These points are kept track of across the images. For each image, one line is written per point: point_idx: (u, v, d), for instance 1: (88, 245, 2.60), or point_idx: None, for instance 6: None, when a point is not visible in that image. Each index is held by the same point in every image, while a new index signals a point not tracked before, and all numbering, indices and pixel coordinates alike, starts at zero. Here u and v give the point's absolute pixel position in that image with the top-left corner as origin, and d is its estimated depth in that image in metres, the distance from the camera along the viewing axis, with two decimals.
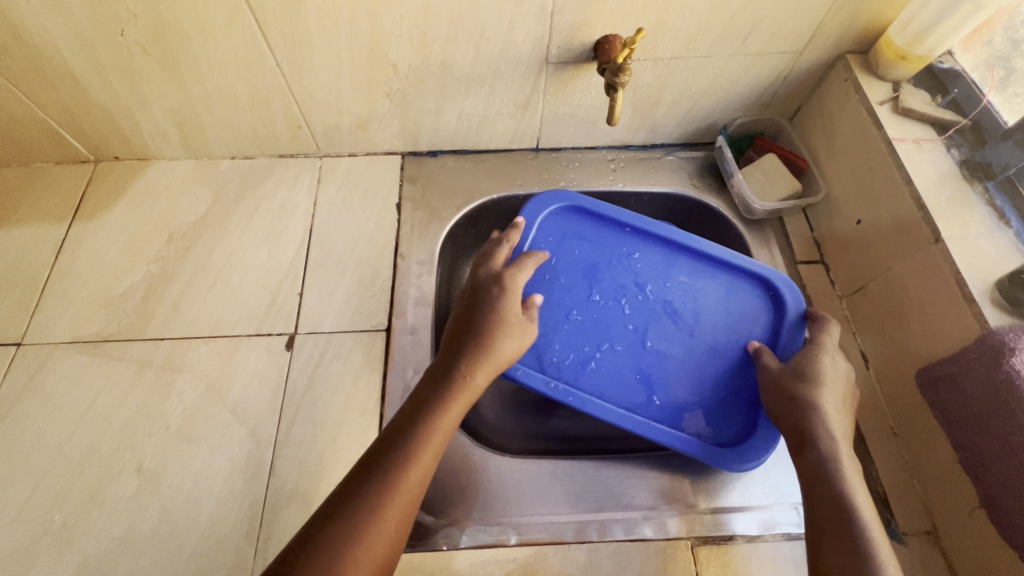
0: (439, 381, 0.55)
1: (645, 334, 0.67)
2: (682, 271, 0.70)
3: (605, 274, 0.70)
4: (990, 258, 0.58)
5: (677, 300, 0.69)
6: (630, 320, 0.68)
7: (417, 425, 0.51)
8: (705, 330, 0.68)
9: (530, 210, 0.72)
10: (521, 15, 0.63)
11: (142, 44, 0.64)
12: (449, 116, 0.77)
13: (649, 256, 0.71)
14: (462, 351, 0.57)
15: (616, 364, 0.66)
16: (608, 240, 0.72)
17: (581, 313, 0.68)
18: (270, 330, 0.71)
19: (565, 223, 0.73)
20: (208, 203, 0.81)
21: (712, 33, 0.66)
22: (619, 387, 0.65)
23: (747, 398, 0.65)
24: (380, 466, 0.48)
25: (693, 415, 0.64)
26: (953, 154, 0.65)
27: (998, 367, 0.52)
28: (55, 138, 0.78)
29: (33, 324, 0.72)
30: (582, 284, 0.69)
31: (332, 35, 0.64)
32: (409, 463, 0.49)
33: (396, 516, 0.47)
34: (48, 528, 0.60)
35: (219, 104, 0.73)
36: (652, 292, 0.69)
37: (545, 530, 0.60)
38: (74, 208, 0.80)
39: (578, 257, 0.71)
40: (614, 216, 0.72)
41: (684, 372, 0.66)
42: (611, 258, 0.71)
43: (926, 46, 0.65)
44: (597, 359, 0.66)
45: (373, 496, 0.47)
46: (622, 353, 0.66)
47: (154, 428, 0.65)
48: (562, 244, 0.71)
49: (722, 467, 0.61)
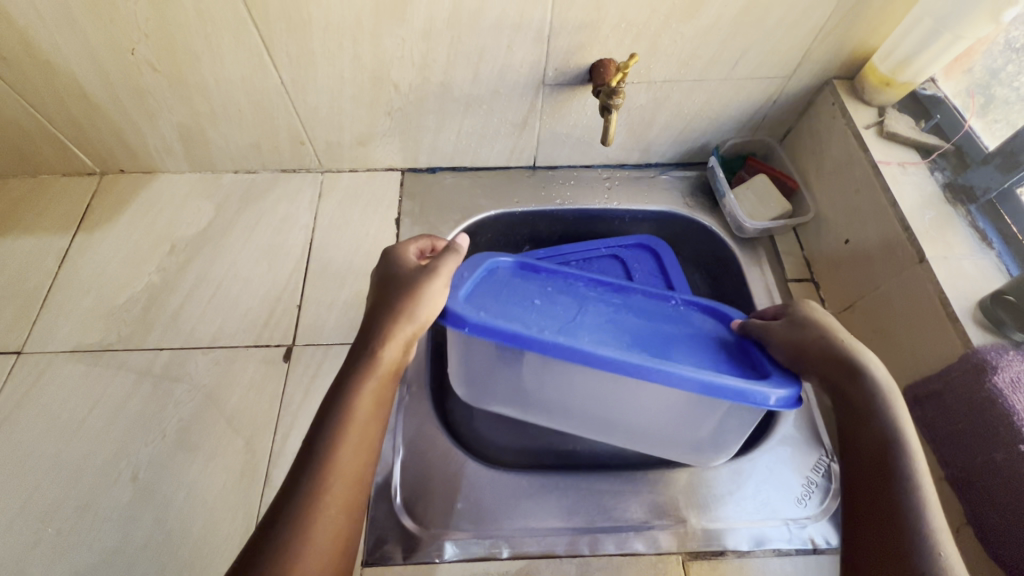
0: (350, 370, 0.51)
1: (619, 320, 0.59)
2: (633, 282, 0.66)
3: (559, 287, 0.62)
4: (973, 279, 0.59)
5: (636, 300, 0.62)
6: (601, 313, 0.60)
7: (331, 425, 0.47)
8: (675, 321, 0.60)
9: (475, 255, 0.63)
10: (519, 38, 0.65)
11: (152, 61, 0.66)
12: (447, 134, 0.79)
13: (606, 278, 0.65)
14: (371, 331, 0.53)
15: (599, 336, 0.56)
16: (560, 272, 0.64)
17: (546, 308, 0.58)
18: (268, 341, 0.72)
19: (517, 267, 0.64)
20: (210, 216, 0.82)
21: (703, 58, 0.69)
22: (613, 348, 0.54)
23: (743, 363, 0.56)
24: (300, 484, 0.45)
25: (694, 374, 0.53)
26: (936, 177, 0.67)
27: (981, 385, 0.53)
28: (62, 151, 0.80)
29: (34, 333, 0.73)
30: (540, 290, 0.61)
31: (335, 56, 0.66)
32: (331, 468, 0.45)
33: (334, 523, 0.44)
34: (40, 536, 0.60)
35: (224, 119, 0.75)
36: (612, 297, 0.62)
37: (537, 544, 0.60)
38: (78, 219, 0.82)
39: (533, 282, 0.62)
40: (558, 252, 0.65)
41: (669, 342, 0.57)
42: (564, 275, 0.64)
43: (909, 73, 0.68)
44: (577, 331, 0.56)
45: (295, 520, 0.43)
46: (600, 329, 0.57)
47: (151, 437, 0.66)
48: (514, 276, 0.62)
49: (757, 392, 0.49)
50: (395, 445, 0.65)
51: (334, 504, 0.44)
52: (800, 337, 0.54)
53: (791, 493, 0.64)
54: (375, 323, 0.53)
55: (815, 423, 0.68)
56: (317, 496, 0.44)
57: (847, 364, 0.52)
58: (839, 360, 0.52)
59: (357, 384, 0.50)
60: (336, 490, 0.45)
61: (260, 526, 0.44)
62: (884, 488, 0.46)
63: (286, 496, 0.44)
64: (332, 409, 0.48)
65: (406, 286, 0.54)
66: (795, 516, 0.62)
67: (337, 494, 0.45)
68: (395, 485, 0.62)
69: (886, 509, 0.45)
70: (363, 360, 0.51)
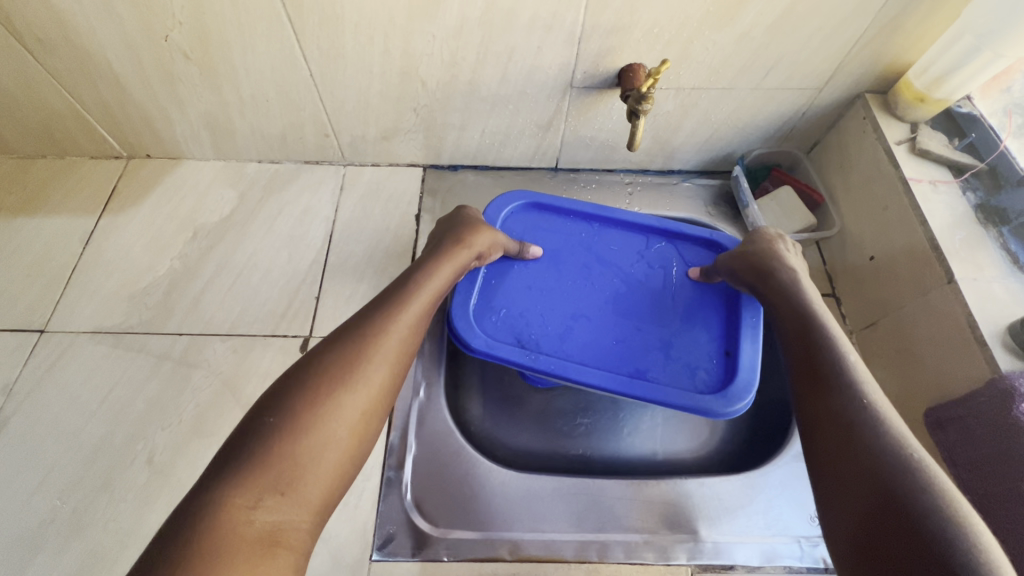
0: (399, 284, 0.53)
1: (614, 302, 0.64)
2: (641, 241, 0.69)
3: (570, 251, 0.68)
4: (1003, 303, 0.58)
5: (642, 273, 0.67)
6: (598, 291, 0.65)
7: (391, 301, 0.51)
8: (677, 298, 0.65)
9: (507, 198, 0.70)
10: (550, 40, 0.64)
11: (184, 49, 0.66)
12: (472, 133, 0.79)
13: (619, 240, 0.69)
14: (419, 265, 0.56)
15: (593, 333, 0.63)
16: (573, 226, 0.69)
17: (547, 297, 0.64)
18: (286, 332, 0.73)
19: (533, 219, 0.70)
20: (234, 204, 0.83)
21: (735, 66, 0.68)
22: (602, 357, 0.61)
23: (719, 349, 0.62)
24: (343, 352, 0.45)
25: (679, 375, 0.61)
26: (968, 197, 0.66)
27: (1007, 412, 0.52)
28: (91, 134, 0.81)
29: (57, 313, 0.74)
30: (545, 267, 0.66)
31: (365, 51, 0.66)
32: (383, 330, 0.47)
33: (367, 399, 0.44)
34: (58, 513, 0.62)
35: (252, 109, 0.76)
36: (612, 270, 0.67)
37: (544, 547, 0.60)
38: (104, 202, 0.83)
39: (542, 246, 0.68)
40: (573, 202, 0.70)
41: (663, 326, 0.63)
42: (575, 244, 0.68)
43: (945, 90, 0.66)
44: (573, 330, 0.62)
45: (347, 360, 0.44)
46: (595, 312, 0.64)
47: (167, 422, 0.66)
48: (526, 237, 0.68)
49: (707, 413, 0.57)
50: (407, 444, 0.65)
51: (384, 362, 0.46)
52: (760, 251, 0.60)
53: (804, 511, 0.63)
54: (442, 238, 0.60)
55: None
56: (368, 349, 0.46)
57: (807, 322, 0.52)
58: (795, 308, 0.54)
59: (400, 300, 0.51)
60: (387, 349, 0.47)
61: (301, 366, 0.44)
62: (856, 453, 0.40)
63: (331, 345, 0.46)
64: (393, 292, 0.52)
65: (455, 234, 0.60)
66: (807, 534, 0.62)
67: (385, 351, 0.46)
68: (407, 482, 0.63)
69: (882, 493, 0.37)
70: (434, 258, 0.57)
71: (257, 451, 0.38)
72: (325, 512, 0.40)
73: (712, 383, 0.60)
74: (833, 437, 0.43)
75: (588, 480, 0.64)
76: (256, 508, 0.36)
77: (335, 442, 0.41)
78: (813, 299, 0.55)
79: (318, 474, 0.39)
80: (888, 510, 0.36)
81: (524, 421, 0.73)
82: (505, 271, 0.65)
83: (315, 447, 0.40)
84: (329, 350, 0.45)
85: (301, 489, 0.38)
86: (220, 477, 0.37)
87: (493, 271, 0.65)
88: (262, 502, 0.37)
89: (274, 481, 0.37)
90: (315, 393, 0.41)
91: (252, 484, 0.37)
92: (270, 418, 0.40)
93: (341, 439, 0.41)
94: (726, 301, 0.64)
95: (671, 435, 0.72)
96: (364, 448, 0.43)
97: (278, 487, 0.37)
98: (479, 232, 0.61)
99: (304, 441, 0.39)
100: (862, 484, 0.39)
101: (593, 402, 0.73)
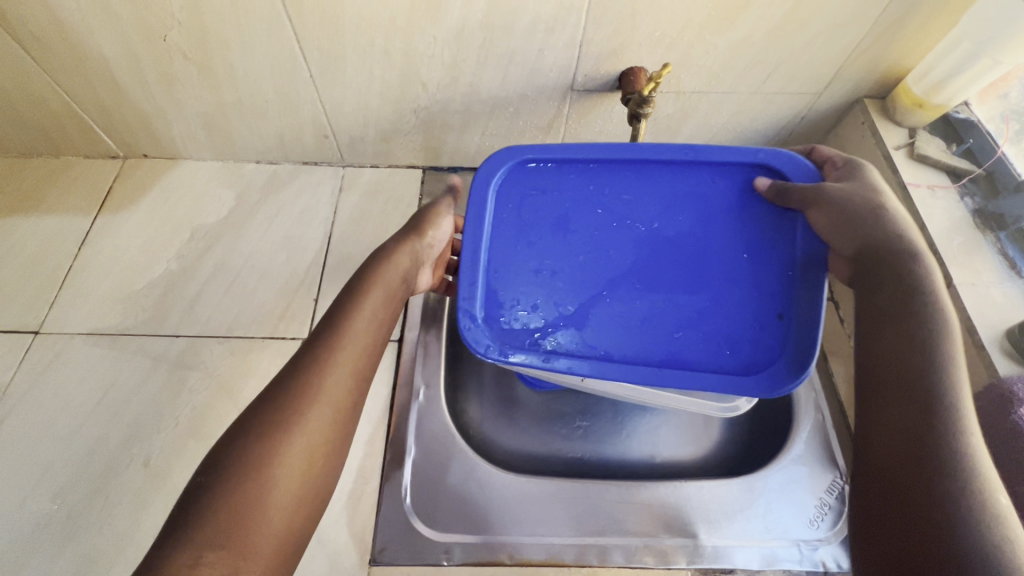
0: (345, 299, 0.51)
1: (637, 274, 0.54)
2: (665, 186, 0.56)
3: (578, 216, 0.56)
4: (1000, 308, 0.58)
5: (669, 229, 0.54)
6: (618, 262, 0.54)
7: (334, 324, 0.49)
8: (713, 251, 0.53)
9: (499, 161, 0.58)
10: (551, 42, 0.64)
11: (183, 49, 0.66)
12: (472, 135, 0.79)
13: (637, 189, 0.56)
14: (363, 270, 0.54)
15: (614, 315, 0.53)
16: (576, 183, 0.57)
17: (562, 277, 0.54)
18: (284, 333, 0.72)
19: (527, 183, 0.58)
20: (232, 205, 0.82)
21: (735, 71, 0.68)
22: (627, 341, 0.52)
23: (769, 313, 0.51)
24: (286, 390, 0.44)
25: (718, 350, 0.51)
26: (966, 203, 0.67)
27: (1005, 418, 0.53)
28: (88, 134, 0.81)
29: (52, 313, 0.73)
30: (552, 239, 0.56)
31: (366, 52, 0.66)
32: (325, 362, 0.46)
33: (313, 436, 0.43)
34: (53, 517, 0.61)
35: (250, 109, 0.75)
36: (629, 230, 0.55)
37: (544, 551, 0.61)
38: (100, 202, 0.82)
39: (545, 212, 0.57)
40: (576, 150, 0.57)
41: (699, 294, 0.52)
42: (585, 204, 0.56)
43: (943, 96, 0.67)
44: (591, 316, 0.53)
45: (291, 399, 0.43)
46: (619, 288, 0.53)
47: (163, 425, 0.66)
48: (528, 206, 0.57)
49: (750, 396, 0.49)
50: (406, 447, 0.65)
51: (330, 394, 0.45)
52: (853, 200, 0.49)
53: (803, 514, 0.63)
54: (381, 247, 0.57)
55: (830, 444, 0.66)
56: (309, 386, 0.44)
57: (902, 309, 0.44)
58: (892, 292, 0.45)
59: (347, 318, 0.49)
60: (330, 382, 0.45)
61: (240, 415, 0.43)
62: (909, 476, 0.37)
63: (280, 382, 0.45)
64: (335, 314, 0.50)
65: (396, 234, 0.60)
66: (806, 537, 0.62)
67: (333, 383, 0.45)
68: (405, 485, 0.63)
69: (914, 520, 0.36)
70: (372, 270, 0.53)
71: (201, 507, 0.38)
72: (279, 555, 0.39)
73: (759, 358, 0.50)
74: (886, 446, 0.39)
75: (591, 486, 0.64)
76: (198, 564, 0.35)
77: (281, 485, 0.40)
78: (921, 274, 0.45)
79: (265, 521, 0.39)
80: (919, 538, 0.35)
81: (524, 422, 0.72)
82: (506, 256, 0.56)
83: (260, 492, 0.39)
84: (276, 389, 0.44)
85: (248, 538, 0.37)
86: (166, 539, 0.37)
87: (494, 258, 0.56)
88: (205, 557, 0.36)
89: (218, 534, 0.37)
90: (250, 443, 0.41)
91: (193, 540, 0.36)
92: (204, 475, 0.39)
93: (288, 482, 0.40)
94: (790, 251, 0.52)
95: (674, 438, 0.72)
96: (317, 485, 0.42)
97: (221, 539, 0.36)
98: (418, 239, 0.59)
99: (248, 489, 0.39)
100: (898, 505, 0.37)
101: (592, 404, 0.73)
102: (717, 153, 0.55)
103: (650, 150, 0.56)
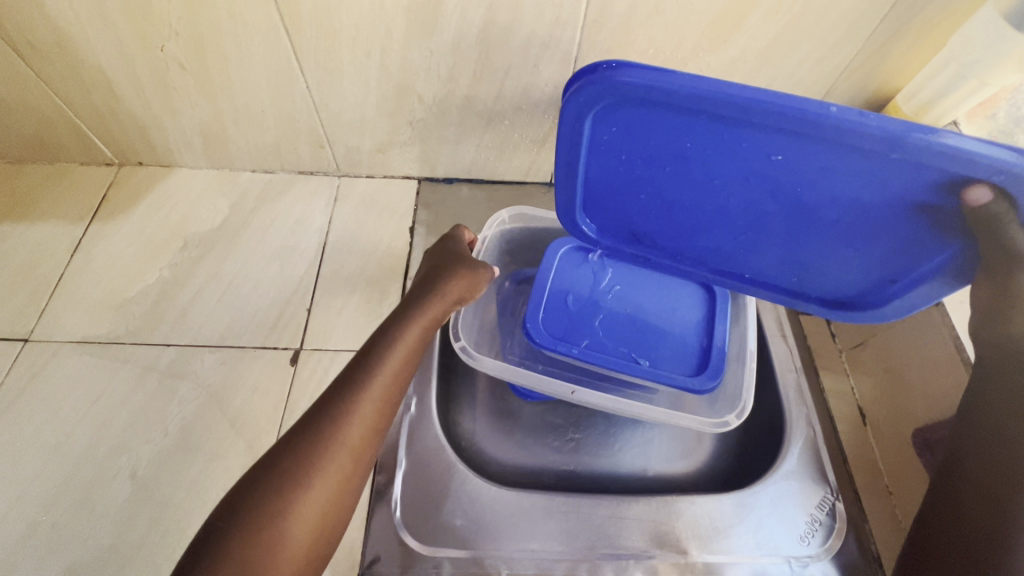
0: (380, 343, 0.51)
1: (755, 223, 0.49)
2: (833, 157, 0.39)
3: (702, 158, 0.44)
4: None
5: (812, 196, 0.44)
6: (737, 209, 0.48)
7: (364, 369, 0.49)
8: (850, 219, 0.44)
9: (588, 91, 0.40)
10: (546, 58, 0.65)
11: (180, 59, 0.66)
12: (467, 147, 0.80)
13: (796, 153, 0.40)
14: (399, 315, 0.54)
15: (716, 242, 0.53)
16: (714, 126, 0.40)
17: (671, 212, 0.51)
18: (276, 344, 0.72)
19: (641, 116, 0.42)
20: (226, 213, 0.82)
21: None
22: (725, 258, 0.55)
23: (880, 276, 0.49)
24: (309, 437, 0.44)
25: (812, 283, 0.53)
26: None
27: None
28: (83, 142, 0.81)
29: (42, 322, 0.73)
30: (662, 175, 0.47)
31: (362, 65, 0.66)
32: (349, 412, 0.46)
33: (330, 487, 0.43)
34: (38, 528, 0.60)
35: (246, 119, 0.75)
36: (764, 183, 0.44)
37: (534, 566, 0.60)
38: (94, 209, 0.82)
39: (656, 147, 0.45)
40: (714, 99, 0.37)
41: (808, 249, 0.49)
42: (723, 144, 0.42)
43: (932, 115, 0.67)
44: (691, 237, 0.54)
45: (314, 447, 0.43)
46: (727, 226, 0.51)
47: (152, 435, 0.65)
48: (636, 134, 0.44)
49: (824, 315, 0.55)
50: (397, 460, 0.64)
51: (350, 444, 0.45)
52: None
53: (795, 530, 0.63)
54: (414, 293, 0.57)
55: (821, 459, 0.66)
56: (333, 434, 0.44)
57: None
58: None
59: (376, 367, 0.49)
60: (353, 431, 0.45)
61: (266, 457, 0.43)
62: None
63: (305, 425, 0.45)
64: (366, 360, 0.49)
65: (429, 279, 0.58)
66: (797, 553, 0.62)
67: (353, 433, 0.45)
68: (395, 498, 0.63)
69: None
70: (405, 322, 0.53)
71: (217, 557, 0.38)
72: None
73: (847, 295, 0.53)
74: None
75: (585, 501, 0.64)
76: None
77: (296, 536, 0.41)
78: None
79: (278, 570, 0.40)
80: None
81: (516, 434, 0.72)
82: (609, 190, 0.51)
83: (275, 544, 0.40)
84: (300, 435, 0.44)
85: None
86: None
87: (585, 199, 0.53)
88: None
89: None
90: (271, 493, 0.41)
91: None
92: (223, 521, 0.40)
93: (302, 532, 0.41)
94: (943, 243, 0.43)
95: (666, 452, 0.72)
96: (330, 530, 0.44)
97: None
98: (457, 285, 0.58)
99: (265, 542, 0.39)
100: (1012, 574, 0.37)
101: (584, 416, 0.73)
102: (927, 158, 0.36)
103: (837, 126, 0.36)
